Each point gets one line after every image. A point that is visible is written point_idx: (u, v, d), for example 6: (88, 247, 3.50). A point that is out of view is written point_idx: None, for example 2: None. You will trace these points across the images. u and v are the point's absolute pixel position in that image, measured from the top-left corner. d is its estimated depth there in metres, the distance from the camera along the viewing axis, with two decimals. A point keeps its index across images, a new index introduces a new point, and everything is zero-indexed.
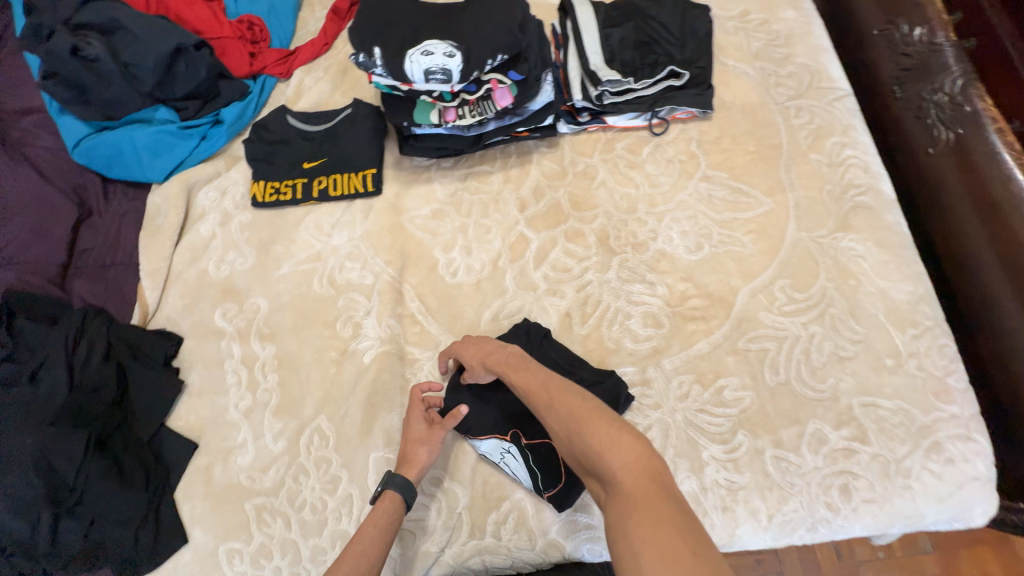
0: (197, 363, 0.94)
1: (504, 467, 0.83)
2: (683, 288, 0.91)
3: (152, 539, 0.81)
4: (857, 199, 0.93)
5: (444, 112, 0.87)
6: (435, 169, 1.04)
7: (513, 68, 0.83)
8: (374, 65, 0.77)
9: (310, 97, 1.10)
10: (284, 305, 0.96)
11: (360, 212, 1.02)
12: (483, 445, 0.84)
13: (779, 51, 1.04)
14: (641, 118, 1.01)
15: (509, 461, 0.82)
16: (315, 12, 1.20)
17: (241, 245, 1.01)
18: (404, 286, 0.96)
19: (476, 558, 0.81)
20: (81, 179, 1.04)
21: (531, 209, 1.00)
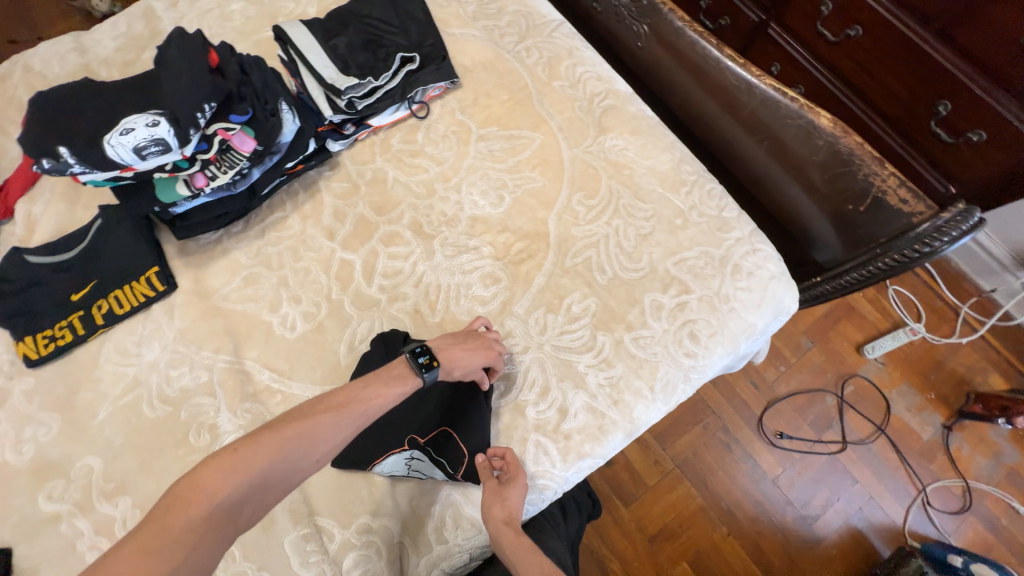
0: (41, 564, 0.79)
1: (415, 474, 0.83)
2: (504, 238, 0.97)
3: None
4: (603, 104, 1.06)
5: (191, 179, 0.83)
6: (227, 238, 0.98)
7: (230, 110, 0.80)
8: (72, 163, 0.70)
9: (47, 224, 0.96)
10: (120, 450, 0.85)
11: (163, 316, 0.92)
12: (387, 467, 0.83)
13: (492, 8, 1.14)
14: (402, 109, 1.04)
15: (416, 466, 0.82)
16: (10, 135, 1.04)
17: (38, 414, 0.86)
18: (247, 364, 0.90)
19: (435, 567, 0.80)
20: None
21: (340, 232, 0.98)
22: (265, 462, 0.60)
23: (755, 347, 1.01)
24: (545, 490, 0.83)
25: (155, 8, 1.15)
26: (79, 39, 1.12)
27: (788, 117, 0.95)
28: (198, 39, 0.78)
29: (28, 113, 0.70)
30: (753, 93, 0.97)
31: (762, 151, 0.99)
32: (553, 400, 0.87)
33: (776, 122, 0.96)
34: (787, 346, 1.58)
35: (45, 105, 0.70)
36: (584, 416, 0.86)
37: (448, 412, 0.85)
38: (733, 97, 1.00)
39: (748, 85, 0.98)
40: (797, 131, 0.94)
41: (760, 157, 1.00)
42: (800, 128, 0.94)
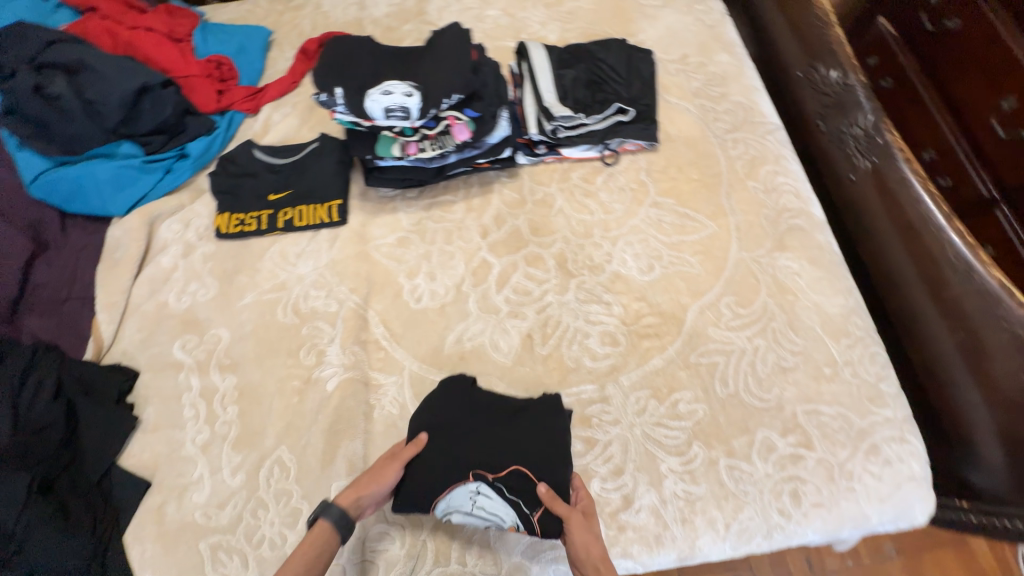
0: (152, 397, 0.91)
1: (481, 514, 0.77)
2: (637, 306, 0.96)
3: None
4: (791, 221, 1.01)
5: (406, 146, 0.92)
6: (400, 200, 1.08)
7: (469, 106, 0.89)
8: (335, 103, 0.81)
9: (278, 131, 1.13)
10: (246, 335, 0.96)
11: (325, 241, 1.04)
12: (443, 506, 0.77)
13: (716, 90, 1.15)
14: (594, 150, 1.08)
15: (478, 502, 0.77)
16: (283, 51, 1.23)
17: (204, 276, 1.00)
18: (369, 313, 0.97)
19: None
20: (38, 213, 1.03)
21: (493, 235, 1.04)
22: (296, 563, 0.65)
23: (854, 539, 0.88)
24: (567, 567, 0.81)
25: None
26: None
27: (1004, 321, 0.82)
28: (471, 40, 0.88)
29: (330, 56, 0.85)
30: (970, 278, 0.86)
31: (954, 342, 0.88)
32: (622, 485, 0.83)
33: (984, 318, 0.84)
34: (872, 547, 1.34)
35: (344, 55, 0.85)
36: (646, 516, 0.81)
37: (522, 452, 0.79)
38: (939, 274, 0.90)
39: (968, 268, 0.87)
40: (1010, 340, 0.81)
41: (948, 346, 0.89)
42: (1013, 338, 0.80)
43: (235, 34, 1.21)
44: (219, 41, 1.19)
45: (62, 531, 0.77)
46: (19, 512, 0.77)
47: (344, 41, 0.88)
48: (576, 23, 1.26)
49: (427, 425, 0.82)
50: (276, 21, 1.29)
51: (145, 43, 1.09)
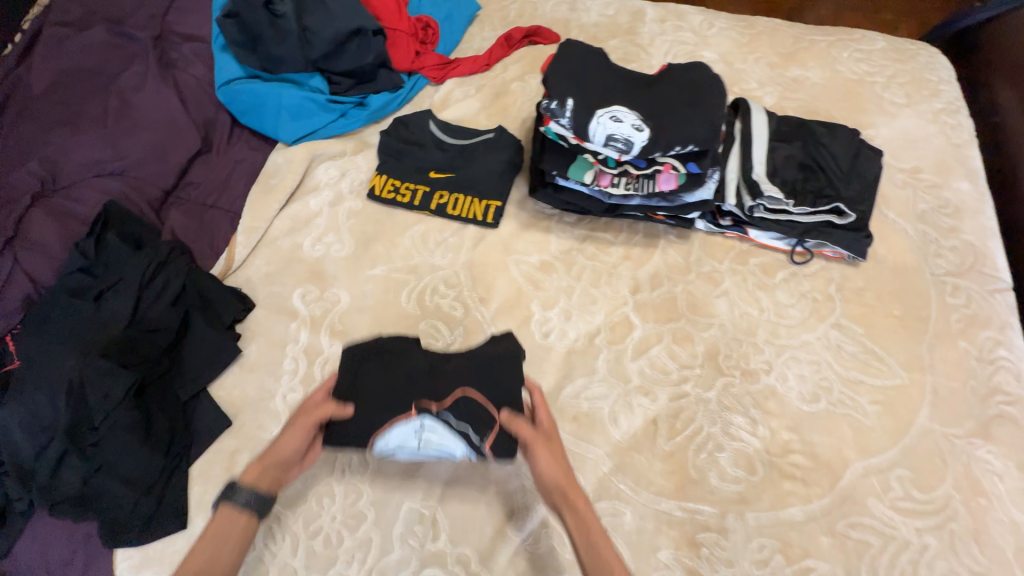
0: (259, 336, 0.88)
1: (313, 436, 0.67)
2: (787, 437, 0.82)
3: (152, 511, 0.74)
4: (1003, 408, 0.82)
5: (600, 175, 0.83)
6: (556, 221, 0.99)
7: (696, 161, 0.79)
8: (562, 114, 0.74)
9: (456, 109, 1.08)
10: (365, 307, 0.91)
11: (469, 237, 0.97)
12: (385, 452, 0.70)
13: (947, 221, 0.97)
14: (783, 241, 0.95)
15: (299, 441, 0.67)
16: (483, 30, 1.18)
17: (343, 231, 0.96)
18: (491, 330, 0.89)
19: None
20: (214, 115, 1.04)
21: (643, 294, 0.93)
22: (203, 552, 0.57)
23: None
24: None
25: (645, 14, 1.23)
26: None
27: None
28: (724, 92, 0.78)
29: (568, 62, 0.78)
30: None
31: None
32: None
33: None
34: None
35: (583, 65, 0.78)
36: None
37: (470, 376, 0.75)
38: None
39: None
40: None
41: None
42: None
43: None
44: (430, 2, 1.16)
45: (141, 442, 0.75)
46: (111, 409, 0.75)
47: (585, 50, 0.81)
48: (799, 93, 1.11)
49: (364, 374, 0.75)
50: None
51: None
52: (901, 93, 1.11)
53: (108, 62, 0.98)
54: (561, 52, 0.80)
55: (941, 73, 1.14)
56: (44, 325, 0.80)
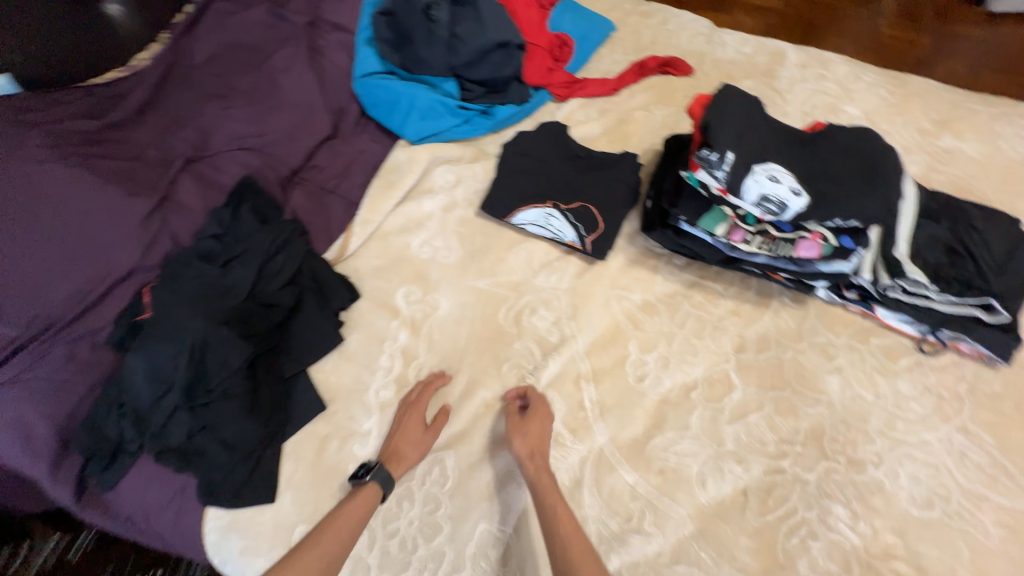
0: (360, 326, 0.90)
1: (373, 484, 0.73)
2: (891, 541, 0.76)
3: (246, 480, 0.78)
4: None
5: (733, 231, 0.80)
6: (664, 262, 0.96)
7: (852, 237, 0.75)
8: (719, 167, 0.71)
9: (578, 129, 1.05)
10: (463, 317, 0.91)
11: (575, 263, 0.94)
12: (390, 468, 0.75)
13: None
14: (913, 326, 0.88)
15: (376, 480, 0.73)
16: (614, 52, 1.15)
17: (451, 236, 0.97)
18: (585, 364, 0.87)
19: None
20: (346, 103, 1.08)
21: (749, 355, 0.89)
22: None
23: None
24: None
25: (785, 57, 1.16)
26: (714, 34, 1.20)
27: None
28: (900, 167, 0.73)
29: (734, 108, 0.75)
30: None
31: None
32: None
33: None
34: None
35: (749, 115, 0.75)
36: None
37: (590, 192, 0.96)
38: None
39: None
40: None
41: None
42: None
43: (585, 19, 1.15)
44: (569, 19, 1.14)
45: (246, 413, 0.78)
46: (225, 376, 0.79)
47: (749, 98, 0.77)
48: (951, 166, 1.01)
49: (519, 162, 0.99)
50: (619, 19, 1.21)
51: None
52: None
53: (263, 41, 1.03)
54: (727, 94, 0.76)
55: None
56: (175, 283, 0.84)
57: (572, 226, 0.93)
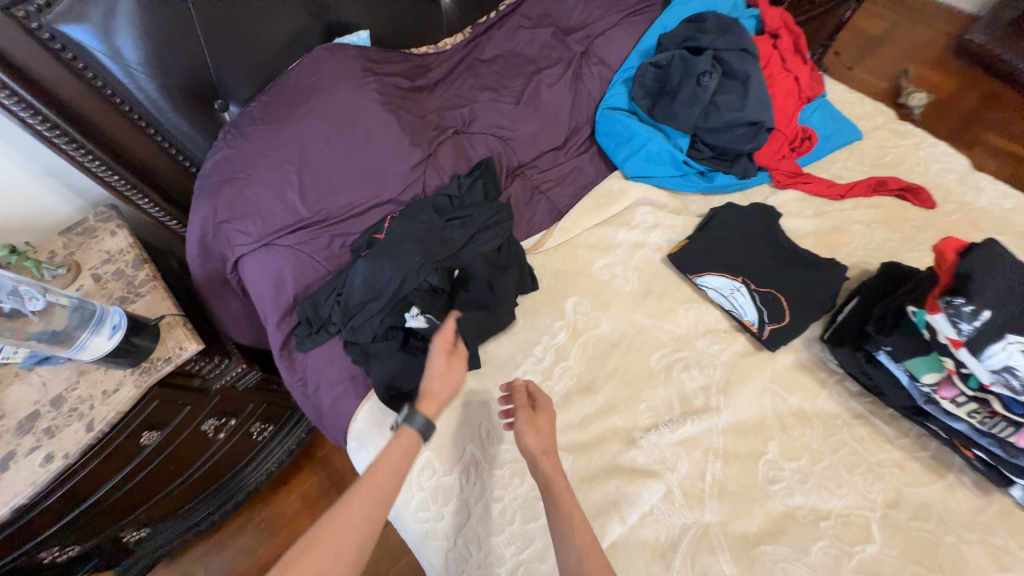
0: (528, 313, 1.01)
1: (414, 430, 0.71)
2: None
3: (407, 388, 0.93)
4: None
5: (944, 386, 0.75)
6: (834, 380, 0.92)
7: None
8: (960, 318, 0.68)
9: (790, 219, 1.06)
10: (618, 345, 0.96)
11: (741, 342, 0.96)
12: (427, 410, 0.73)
13: None
14: None
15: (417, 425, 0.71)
16: (852, 161, 1.14)
17: (632, 269, 1.04)
18: (719, 441, 0.87)
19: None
20: (581, 125, 1.22)
21: (902, 516, 0.81)
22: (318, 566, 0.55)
23: None
24: None
25: None
26: (973, 175, 1.11)
27: None
28: None
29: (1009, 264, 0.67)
30: None
31: None
32: None
33: None
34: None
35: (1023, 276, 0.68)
36: None
37: (784, 284, 0.95)
38: None
39: None
40: None
41: None
42: None
43: (833, 122, 1.16)
44: (818, 116, 1.16)
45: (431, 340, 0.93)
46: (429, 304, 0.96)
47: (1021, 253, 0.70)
48: None
49: (721, 230, 1.03)
50: (868, 131, 1.19)
51: (780, 85, 1.11)
52: None
53: (540, 57, 1.22)
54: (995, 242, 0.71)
55: None
56: (411, 221, 1.02)
57: (758, 308, 0.93)
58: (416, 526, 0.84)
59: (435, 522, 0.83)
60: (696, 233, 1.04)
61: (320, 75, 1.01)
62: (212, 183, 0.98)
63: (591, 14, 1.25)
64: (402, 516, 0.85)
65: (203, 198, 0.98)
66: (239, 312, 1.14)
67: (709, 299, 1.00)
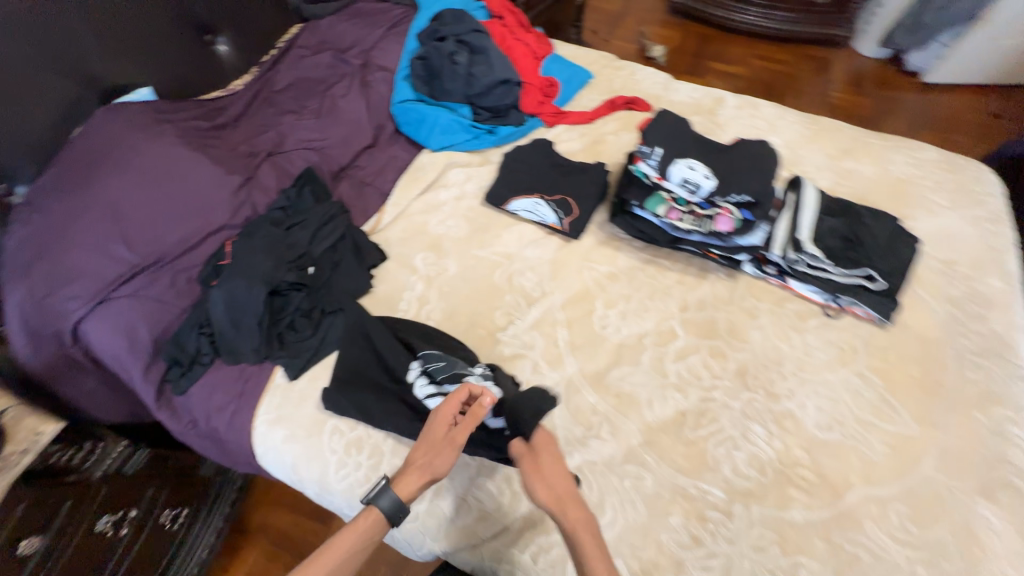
0: (386, 280, 1.17)
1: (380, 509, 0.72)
2: (798, 453, 0.94)
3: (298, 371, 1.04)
4: (1009, 476, 0.90)
5: (670, 210, 1.07)
6: (625, 244, 1.22)
7: (749, 209, 1.03)
8: (649, 157, 1.05)
9: (562, 146, 1.37)
10: (466, 277, 1.16)
11: (555, 241, 1.22)
12: (399, 490, 0.74)
13: (974, 308, 1.09)
14: (820, 296, 1.11)
15: (384, 505, 0.72)
16: (594, 94, 1.50)
17: (460, 218, 1.26)
18: (560, 315, 1.11)
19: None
20: (384, 122, 1.41)
21: (690, 313, 1.12)
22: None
23: None
24: None
25: (725, 102, 1.50)
26: (671, 83, 1.54)
27: None
28: (777, 161, 1.05)
29: (661, 122, 1.10)
30: None
31: None
32: None
33: None
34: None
35: (671, 125, 1.10)
36: None
37: (568, 189, 1.25)
38: None
39: None
40: None
41: None
42: None
43: (569, 68, 1.51)
44: (557, 67, 1.50)
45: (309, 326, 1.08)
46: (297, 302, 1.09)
47: (672, 115, 1.11)
48: (851, 182, 1.30)
49: (515, 166, 1.29)
50: (599, 71, 1.58)
51: (517, 50, 1.43)
52: (946, 198, 1.27)
53: (328, 76, 1.39)
54: (657, 114, 1.12)
55: (986, 188, 1.31)
56: (251, 238, 1.11)
57: (554, 211, 1.22)
58: (342, 485, 0.94)
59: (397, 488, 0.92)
60: (499, 174, 1.29)
61: (110, 134, 1.05)
62: (21, 264, 0.96)
63: (360, 33, 1.47)
64: (327, 485, 0.95)
65: (15, 281, 0.96)
66: (96, 387, 1.09)
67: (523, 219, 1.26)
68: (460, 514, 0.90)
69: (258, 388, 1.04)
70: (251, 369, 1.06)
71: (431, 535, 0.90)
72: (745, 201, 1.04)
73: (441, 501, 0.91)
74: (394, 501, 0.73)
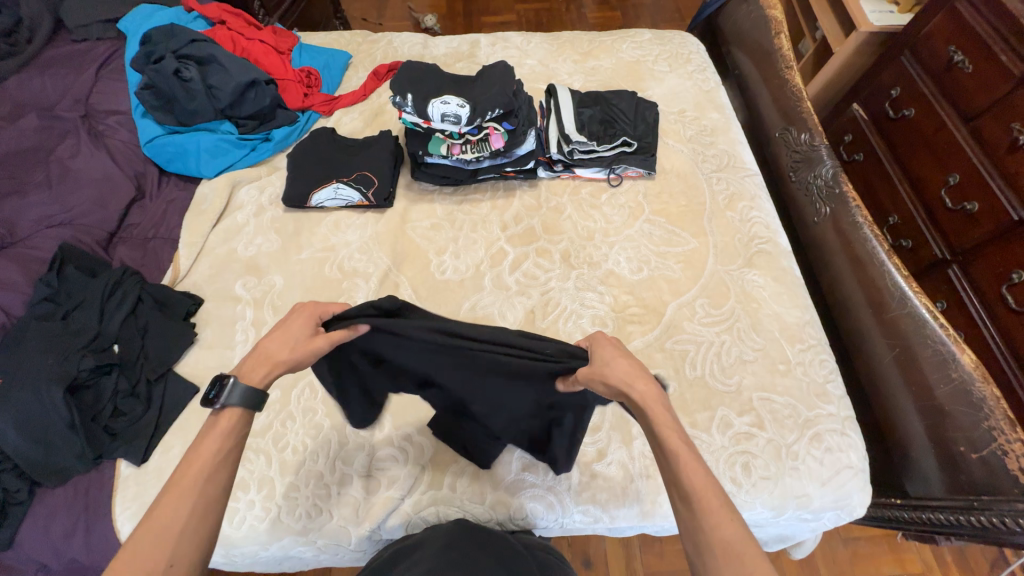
0: (212, 322, 1.10)
1: (236, 406, 0.64)
2: (625, 298, 1.13)
3: (145, 451, 0.94)
4: (760, 246, 1.19)
5: (451, 147, 1.20)
6: (437, 194, 1.29)
7: (507, 120, 1.16)
8: (406, 105, 1.13)
9: (346, 129, 1.38)
10: (297, 284, 1.14)
11: (371, 216, 1.25)
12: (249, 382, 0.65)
13: (706, 139, 1.38)
14: (602, 173, 1.31)
15: (238, 401, 0.63)
16: (358, 72, 1.51)
17: (269, 232, 1.21)
18: (400, 278, 1.16)
19: (452, 508, 0.93)
20: (142, 169, 1.28)
21: (511, 229, 1.24)
22: (160, 555, 0.53)
23: (800, 525, 0.99)
24: (550, 509, 0.93)
25: (479, 41, 1.61)
26: (427, 38, 1.61)
27: (930, 338, 0.98)
28: (514, 75, 1.18)
29: (405, 71, 1.17)
30: (903, 303, 1.03)
31: (892, 356, 1.05)
32: (597, 440, 0.96)
33: (915, 336, 1.01)
34: (825, 545, 1.46)
35: (415, 71, 1.17)
36: (615, 469, 0.94)
37: (364, 164, 1.26)
38: (882, 299, 1.08)
39: (902, 294, 1.04)
40: (934, 354, 0.97)
41: (887, 360, 1.06)
42: (936, 353, 0.97)
43: (323, 54, 1.51)
44: (310, 57, 1.49)
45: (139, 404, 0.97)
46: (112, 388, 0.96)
47: (414, 62, 1.19)
48: (597, 76, 1.53)
49: (303, 161, 1.26)
50: (356, 49, 1.58)
51: (255, 52, 1.40)
52: (666, 65, 1.55)
53: (43, 141, 1.19)
54: (400, 67, 1.18)
55: (691, 48, 1.61)
56: (21, 344, 0.95)
57: (356, 186, 1.23)
58: (243, 531, 0.90)
59: (300, 499, 0.91)
60: (290, 174, 1.25)
61: None
62: None
63: (64, 85, 1.29)
64: (229, 540, 0.90)
65: None
66: None
67: (334, 209, 1.26)
68: (373, 489, 0.93)
69: (105, 493, 0.92)
70: (87, 478, 0.93)
71: (353, 521, 0.91)
72: (502, 114, 1.16)
73: (351, 488, 0.93)
74: (249, 393, 0.65)
